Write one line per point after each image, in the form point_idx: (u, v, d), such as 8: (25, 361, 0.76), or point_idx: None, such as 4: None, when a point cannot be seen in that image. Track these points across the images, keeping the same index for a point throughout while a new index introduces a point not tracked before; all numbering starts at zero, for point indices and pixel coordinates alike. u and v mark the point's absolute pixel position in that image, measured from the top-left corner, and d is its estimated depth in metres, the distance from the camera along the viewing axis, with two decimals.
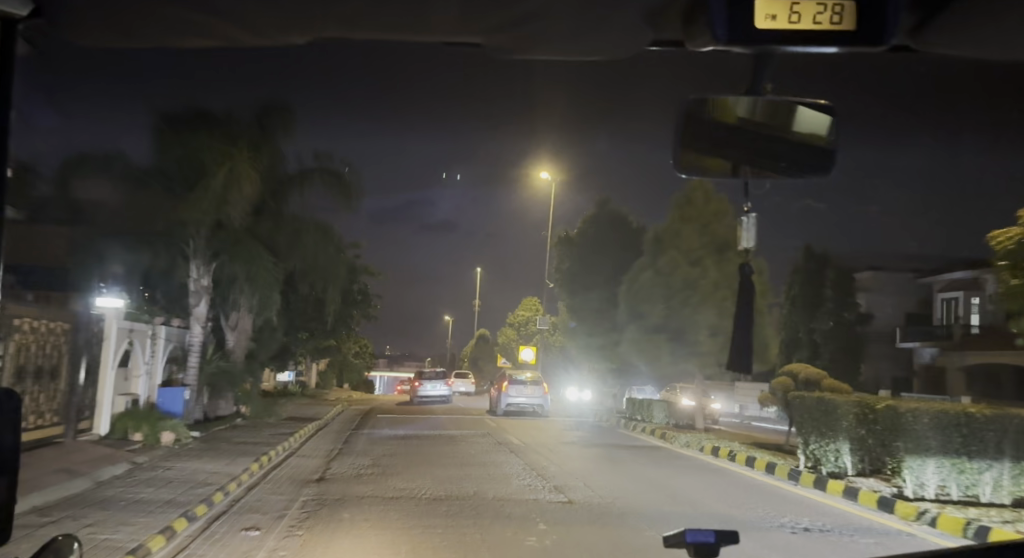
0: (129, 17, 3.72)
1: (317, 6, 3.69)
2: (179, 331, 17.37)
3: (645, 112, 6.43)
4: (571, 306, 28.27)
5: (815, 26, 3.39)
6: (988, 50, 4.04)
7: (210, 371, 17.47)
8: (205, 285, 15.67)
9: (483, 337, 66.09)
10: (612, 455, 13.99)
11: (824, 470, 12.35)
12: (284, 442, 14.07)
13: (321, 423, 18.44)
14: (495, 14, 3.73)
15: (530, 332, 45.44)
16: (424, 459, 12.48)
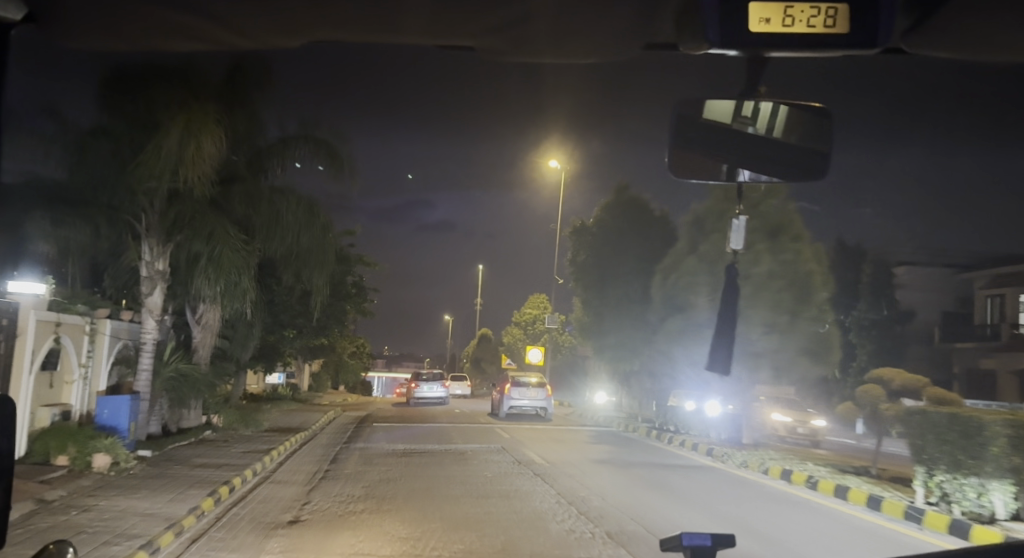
0: (123, 18, 3.72)
1: (310, 9, 3.68)
2: (130, 326, 15.59)
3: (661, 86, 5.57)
4: (588, 303, 26.75)
5: (809, 29, 3.59)
6: (983, 55, 4.04)
7: (168, 375, 15.21)
8: (159, 270, 14.04)
9: (486, 335, 66.05)
10: (651, 480, 12.84)
11: (959, 511, 10.07)
12: (253, 466, 12.85)
13: (300, 439, 17.19)
14: (489, 14, 3.71)
15: (537, 331, 45.19)
16: (426, 492, 11.42)
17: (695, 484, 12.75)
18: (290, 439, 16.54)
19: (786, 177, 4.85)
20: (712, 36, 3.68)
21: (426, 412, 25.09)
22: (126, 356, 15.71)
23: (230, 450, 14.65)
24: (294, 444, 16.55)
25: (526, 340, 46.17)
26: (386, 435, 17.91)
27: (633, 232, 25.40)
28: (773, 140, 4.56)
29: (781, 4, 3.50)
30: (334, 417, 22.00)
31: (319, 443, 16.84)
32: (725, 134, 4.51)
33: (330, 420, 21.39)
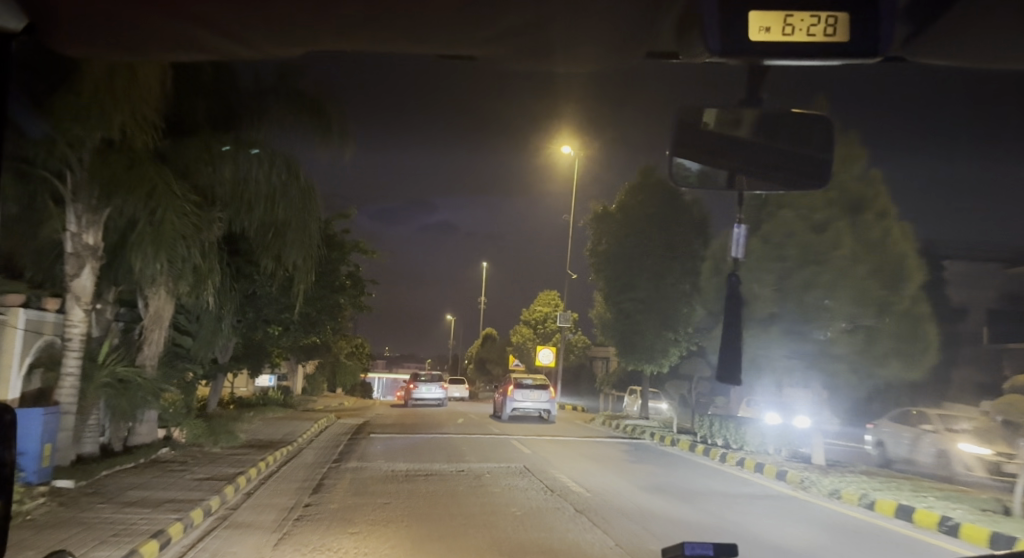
0: (124, 31, 3.75)
1: (312, 23, 3.71)
2: (54, 321, 12.66)
3: (659, 89, 5.68)
4: (614, 297, 25.17)
5: (809, 38, 3.58)
6: (988, 62, 4.03)
7: (104, 382, 12.54)
8: (89, 245, 11.10)
9: (489, 335, 65.90)
10: (739, 524, 10.22)
11: None
12: (212, 500, 10.58)
13: (272, 465, 14.80)
14: (485, 25, 3.74)
15: (546, 331, 44.92)
16: (435, 542, 8.99)
17: (775, 527, 10.20)
18: (261, 461, 14.39)
19: (783, 185, 4.84)
20: (713, 45, 3.67)
21: (424, 417, 24.83)
22: (52, 357, 12.71)
23: (183, 477, 12.21)
24: (266, 469, 14.45)
25: (534, 340, 45.88)
26: (378, 456, 16.04)
27: (660, 214, 24.17)
28: (773, 147, 4.59)
29: (780, 13, 3.51)
30: (313, 433, 20.04)
31: (297, 467, 14.97)
32: (726, 139, 4.51)
33: (309, 436, 19.40)
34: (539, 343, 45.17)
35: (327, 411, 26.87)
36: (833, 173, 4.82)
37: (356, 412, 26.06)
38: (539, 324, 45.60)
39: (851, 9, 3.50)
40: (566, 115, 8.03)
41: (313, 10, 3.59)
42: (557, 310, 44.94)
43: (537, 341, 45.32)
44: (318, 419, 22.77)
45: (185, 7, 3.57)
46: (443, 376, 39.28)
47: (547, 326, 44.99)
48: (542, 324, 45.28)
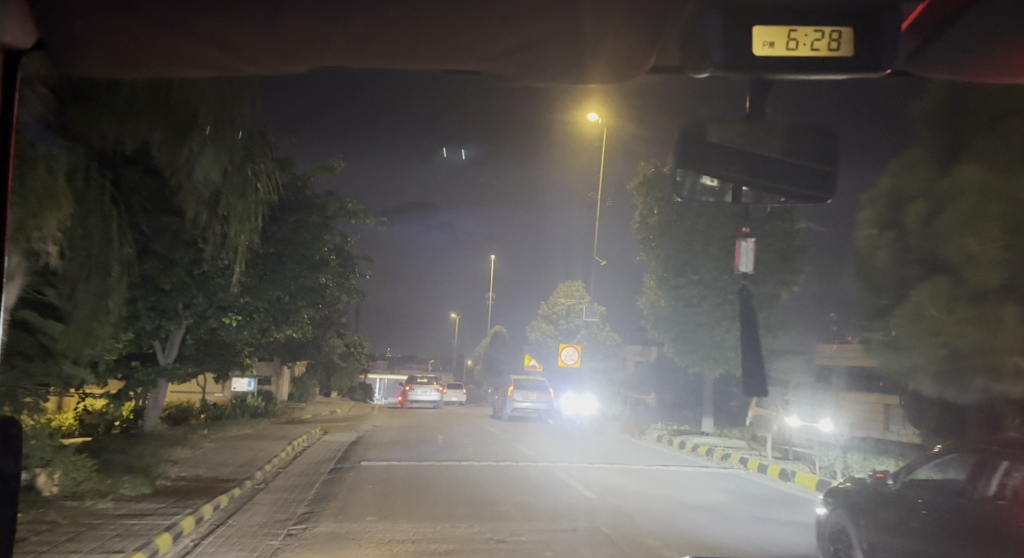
0: (134, 47, 3.78)
1: (320, 42, 3.75)
2: None
3: (662, 98, 5.66)
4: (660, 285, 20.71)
5: (813, 53, 3.63)
6: (989, 78, 4.10)
7: None
8: None
9: (498, 334, 65.53)
10: None
11: None
12: None
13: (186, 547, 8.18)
14: (490, 42, 3.77)
15: (570, 326, 41.32)
16: None
17: None
18: (166, 532, 8.25)
19: (788, 196, 4.88)
20: (717, 61, 3.71)
21: (432, 437, 20.95)
22: None
23: None
24: (175, 547, 8.27)
25: (556, 336, 41.94)
26: (364, 511, 10.16)
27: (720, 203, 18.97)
28: (782, 162, 4.60)
29: (784, 28, 3.57)
30: (274, 471, 13.77)
31: (232, 541, 8.61)
32: (734, 154, 4.53)
33: (270, 475, 13.24)
34: (562, 341, 41.49)
35: (319, 418, 26.31)
36: (833, 187, 4.85)
37: (338, 435, 20.77)
38: (563, 317, 41.63)
39: (856, 26, 3.56)
40: (575, 122, 7.61)
41: (321, 29, 3.64)
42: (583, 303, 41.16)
43: (560, 338, 41.48)
44: (284, 446, 16.72)
45: (195, 25, 3.61)
46: (438, 380, 39.82)
47: (573, 321, 41.25)
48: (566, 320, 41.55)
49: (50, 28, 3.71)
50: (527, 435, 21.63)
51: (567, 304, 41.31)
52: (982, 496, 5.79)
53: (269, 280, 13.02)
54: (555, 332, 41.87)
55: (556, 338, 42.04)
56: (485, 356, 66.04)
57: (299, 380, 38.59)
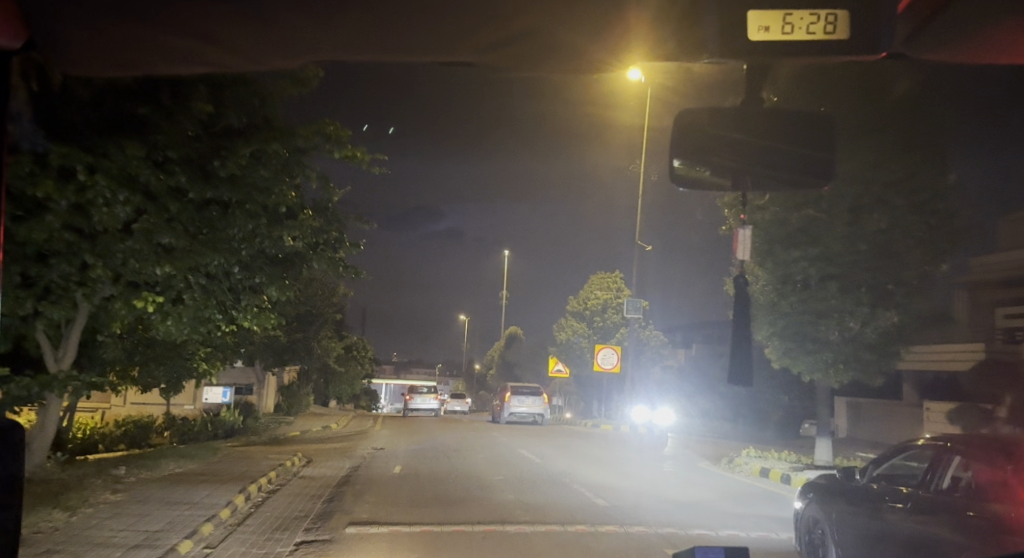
0: (121, 44, 3.75)
1: (309, 36, 3.72)
2: None
3: (666, 83, 5.59)
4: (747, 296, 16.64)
5: (808, 37, 3.59)
6: (989, 58, 4.04)
7: None
8: None
9: (514, 335, 65.53)
10: None
11: None
12: None
13: None
14: (483, 33, 3.74)
15: (606, 324, 36.88)
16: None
17: None
18: None
19: (788, 182, 4.83)
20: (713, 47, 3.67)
21: (449, 457, 16.79)
22: None
23: None
24: None
25: (590, 336, 37.41)
26: None
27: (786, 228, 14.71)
28: (779, 151, 4.54)
29: (780, 12, 3.54)
30: (228, 524, 9.64)
31: None
32: (736, 143, 4.44)
33: (217, 538, 9.01)
34: (597, 342, 36.96)
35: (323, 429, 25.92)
36: (833, 177, 4.79)
37: (327, 457, 16.73)
38: (599, 315, 37.29)
39: (850, 9, 3.52)
40: (586, 112, 7.38)
41: (312, 22, 3.61)
42: (623, 298, 36.90)
43: (595, 339, 37.00)
44: (253, 477, 12.69)
45: (182, 21, 3.59)
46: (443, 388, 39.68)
47: (610, 318, 36.87)
48: (603, 316, 37.09)
49: (36, 27, 3.69)
50: (533, 441, 21.29)
51: (603, 299, 37.03)
52: (936, 488, 6.17)
53: (208, 244, 9.29)
54: (588, 331, 37.40)
55: (593, 340, 37.39)
56: (499, 359, 65.72)
57: (290, 386, 35.39)
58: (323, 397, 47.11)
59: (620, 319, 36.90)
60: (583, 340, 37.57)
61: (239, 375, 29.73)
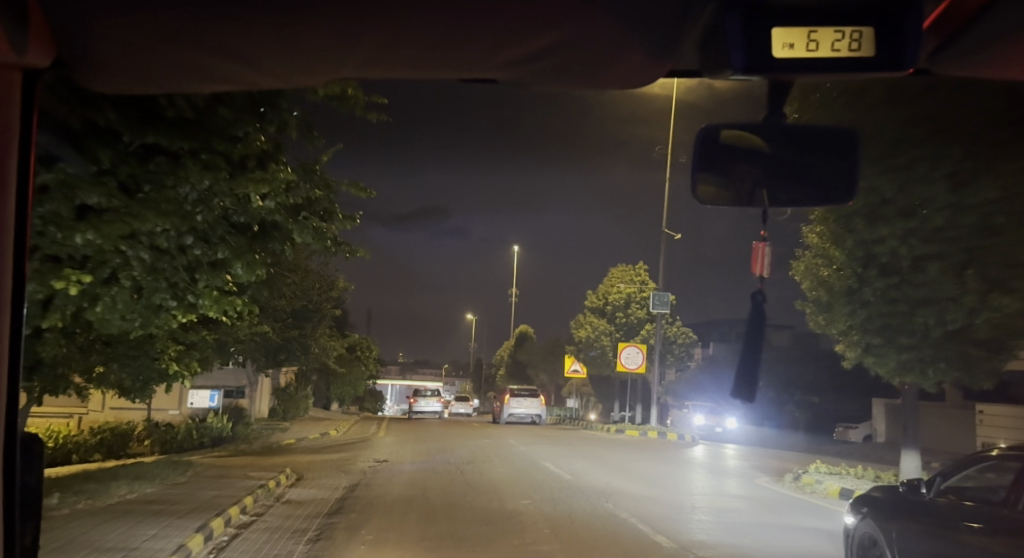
0: (146, 61, 3.77)
1: (334, 52, 3.72)
2: None
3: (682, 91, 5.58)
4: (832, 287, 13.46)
5: (833, 54, 3.59)
6: (1012, 73, 4.03)
7: None
8: None
9: (524, 333, 65.90)
10: None
11: None
12: None
13: None
14: (507, 51, 3.75)
15: (630, 320, 36.03)
16: None
17: None
18: None
19: (816, 199, 4.69)
20: (737, 63, 3.67)
21: (459, 477, 15.71)
22: None
23: None
24: None
25: (613, 333, 36.53)
26: None
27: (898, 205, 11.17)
28: (798, 164, 4.54)
29: (804, 29, 3.54)
30: None
31: None
32: (756, 155, 4.45)
33: None
34: (621, 340, 36.15)
35: (327, 435, 25.88)
36: (851, 193, 4.78)
37: (305, 481, 15.10)
38: (622, 310, 36.51)
39: (877, 26, 3.52)
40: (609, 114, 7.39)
41: (338, 40, 3.62)
42: (647, 291, 36.02)
43: (619, 335, 36.13)
44: (224, 506, 11.24)
45: (208, 38, 3.60)
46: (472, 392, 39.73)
47: (635, 314, 35.98)
48: (628, 312, 36.29)
49: (62, 44, 3.71)
50: (545, 448, 21.29)
51: (626, 292, 36.25)
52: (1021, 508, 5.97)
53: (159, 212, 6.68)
54: (610, 328, 36.57)
55: (615, 338, 36.49)
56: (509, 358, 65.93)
57: (286, 389, 34.63)
58: (325, 398, 46.76)
59: (646, 314, 36.07)
60: (604, 338, 36.69)
61: (230, 380, 29.22)
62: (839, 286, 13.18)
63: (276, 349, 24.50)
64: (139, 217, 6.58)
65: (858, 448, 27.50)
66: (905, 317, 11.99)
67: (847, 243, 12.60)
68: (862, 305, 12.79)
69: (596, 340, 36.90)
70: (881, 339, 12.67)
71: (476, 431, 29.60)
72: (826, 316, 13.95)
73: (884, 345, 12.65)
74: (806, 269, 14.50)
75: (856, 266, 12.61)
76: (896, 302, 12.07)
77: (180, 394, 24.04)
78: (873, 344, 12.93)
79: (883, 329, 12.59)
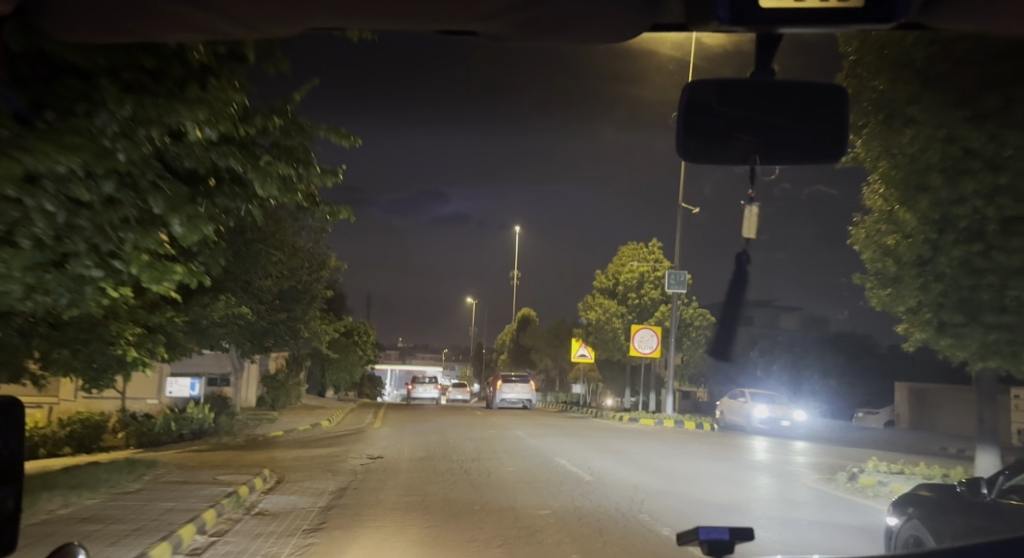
0: (111, 8, 3.66)
1: (305, 1, 3.60)
2: None
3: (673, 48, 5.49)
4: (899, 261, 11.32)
5: (821, 5, 3.45)
6: (1004, 28, 3.92)
7: None
8: None
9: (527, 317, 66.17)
10: None
11: None
12: None
13: None
14: (485, 3, 3.64)
15: (644, 301, 35.18)
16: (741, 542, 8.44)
17: None
18: None
19: (802, 163, 4.77)
20: (722, 16, 3.54)
21: (463, 476, 13.81)
22: None
23: None
24: None
25: (626, 315, 35.73)
26: None
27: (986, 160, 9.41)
28: (790, 127, 4.44)
29: None
30: None
31: None
32: (746, 120, 4.36)
33: None
34: (633, 322, 35.30)
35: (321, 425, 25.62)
36: (843, 155, 4.68)
37: (281, 486, 12.92)
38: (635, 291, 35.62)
39: None
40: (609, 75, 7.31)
41: None
42: (661, 271, 35.17)
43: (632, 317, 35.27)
44: (172, 527, 9.04)
45: None
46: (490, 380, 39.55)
47: (649, 295, 35.12)
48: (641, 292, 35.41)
49: None
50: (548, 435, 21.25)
51: (641, 271, 35.37)
52: None
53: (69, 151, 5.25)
54: (624, 310, 35.77)
55: (627, 320, 35.68)
56: (512, 343, 66.10)
57: (276, 377, 33.72)
58: (319, 385, 46.51)
59: (661, 294, 35.11)
60: (616, 320, 35.88)
61: (214, 365, 28.66)
62: (907, 254, 11.01)
63: (263, 332, 24.03)
64: (38, 151, 5.03)
65: (858, 437, 27.63)
66: (994, 290, 9.91)
67: (919, 201, 10.42)
68: (940, 277, 10.70)
69: (608, 322, 36.00)
70: (962, 318, 10.46)
71: (471, 418, 29.47)
72: (893, 292, 11.60)
73: (967, 325, 10.44)
74: (866, 237, 11.99)
75: (928, 231, 10.52)
76: (981, 273, 10.03)
77: (157, 382, 23.25)
78: (949, 323, 10.69)
79: (962, 305, 10.48)
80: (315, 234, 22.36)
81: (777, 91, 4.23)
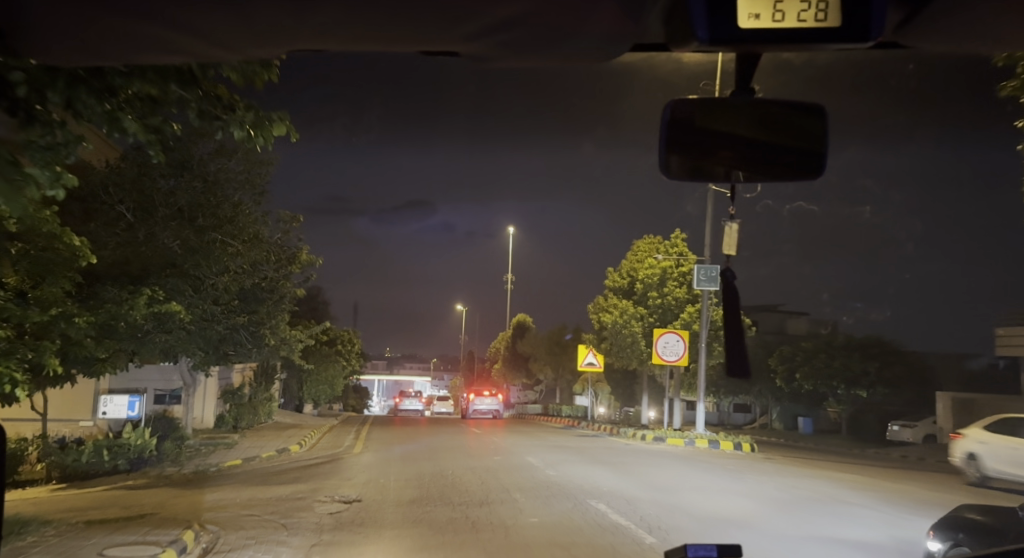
0: (93, 29, 3.67)
1: (287, 22, 3.61)
2: None
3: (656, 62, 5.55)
4: None
5: (798, 25, 3.47)
6: (979, 48, 3.98)
7: None
8: None
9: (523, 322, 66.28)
10: None
11: None
12: None
13: None
14: (465, 24, 3.66)
15: (668, 300, 34.60)
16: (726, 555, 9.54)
17: None
18: None
19: (783, 178, 4.81)
20: (702, 36, 3.56)
21: (474, 535, 12.05)
22: None
23: None
24: None
25: (648, 316, 35.29)
26: None
27: None
28: (773, 141, 4.46)
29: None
30: None
31: None
32: (730, 136, 4.36)
33: None
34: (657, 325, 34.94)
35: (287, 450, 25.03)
36: (823, 170, 4.70)
37: None
38: (656, 287, 35.07)
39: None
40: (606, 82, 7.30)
41: (290, 11, 3.52)
42: (688, 265, 34.51)
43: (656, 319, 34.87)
44: None
45: (151, 7, 3.49)
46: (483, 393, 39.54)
47: (674, 293, 34.47)
48: (665, 290, 34.81)
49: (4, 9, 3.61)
50: (544, 460, 20.84)
51: (663, 266, 34.82)
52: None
53: None
54: (651, 316, 35.24)
55: (649, 322, 35.18)
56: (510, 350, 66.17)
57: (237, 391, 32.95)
58: (296, 400, 45.94)
59: (687, 292, 34.49)
60: (635, 322, 35.17)
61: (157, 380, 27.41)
62: None
63: (219, 342, 23.61)
64: None
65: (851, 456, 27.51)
66: None
67: None
68: None
69: (625, 326, 35.30)
70: None
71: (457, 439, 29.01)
72: None
73: None
74: None
75: None
76: None
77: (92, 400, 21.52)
78: None
79: None
80: (283, 224, 22.10)
81: (760, 111, 4.26)
